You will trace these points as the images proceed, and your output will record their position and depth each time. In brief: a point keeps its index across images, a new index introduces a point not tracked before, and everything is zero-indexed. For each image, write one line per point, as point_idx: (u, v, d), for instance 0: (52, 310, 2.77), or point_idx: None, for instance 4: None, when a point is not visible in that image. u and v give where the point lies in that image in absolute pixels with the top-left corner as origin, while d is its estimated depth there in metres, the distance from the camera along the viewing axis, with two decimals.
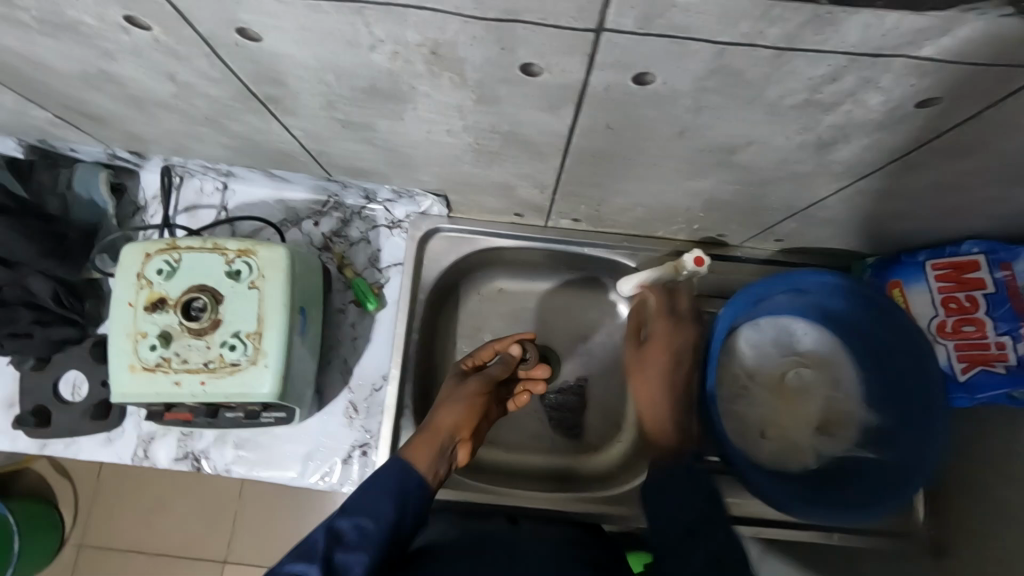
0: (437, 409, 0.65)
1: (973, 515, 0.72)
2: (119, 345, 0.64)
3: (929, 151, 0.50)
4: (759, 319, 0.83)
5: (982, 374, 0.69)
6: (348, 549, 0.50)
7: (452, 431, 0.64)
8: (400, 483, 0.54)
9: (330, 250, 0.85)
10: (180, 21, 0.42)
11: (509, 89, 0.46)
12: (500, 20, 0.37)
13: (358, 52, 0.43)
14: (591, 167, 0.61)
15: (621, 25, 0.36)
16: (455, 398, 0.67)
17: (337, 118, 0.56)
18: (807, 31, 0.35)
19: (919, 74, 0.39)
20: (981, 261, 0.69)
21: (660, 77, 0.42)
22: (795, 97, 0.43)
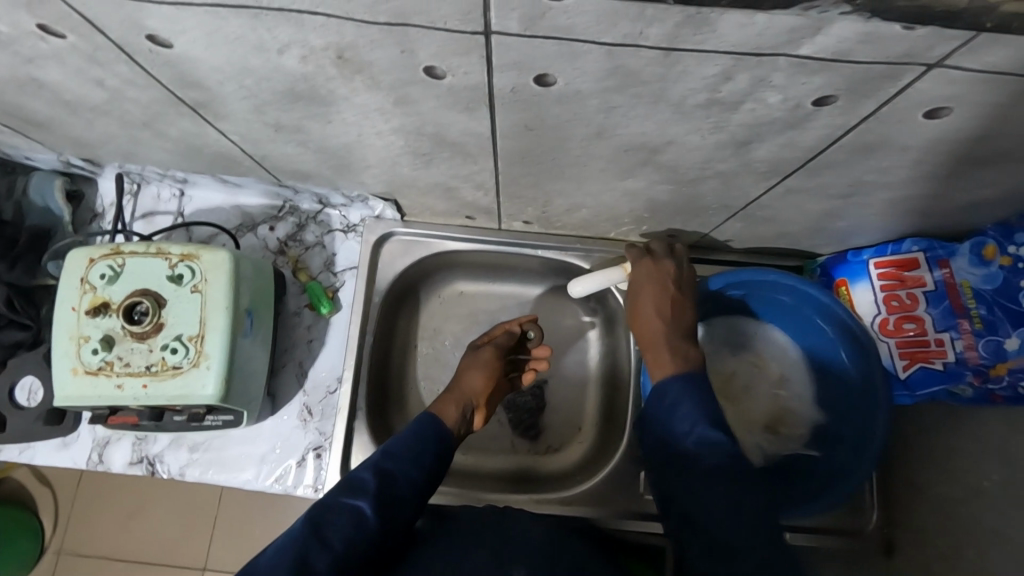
0: (464, 376, 0.80)
1: (919, 515, 0.72)
2: (63, 349, 0.65)
3: (843, 149, 0.51)
4: (712, 319, 0.85)
5: (921, 372, 0.69)
6: (354, 495, 0.59)
7: (474, 395, 0.79)
8: (426, 432, 0.68)
9: (285, 254, 0.86)
10: (93, 28, 0.43)
11: (421, 90, 0.47)
12: (392, 24, 0.38)
13: (269, 56, 0.44)
14: (525, 168, 0.63)
15: (506, 28, 0.37)
16: (476, 366, 0.81)
17: (268, 121, 0.57)
18: (684, 31, 0.36)
19: (806, 73, 0.40)
20: (920, 259, 0.70)
21: (560, 78, 0.43)
22: (695, 96, 0.44)
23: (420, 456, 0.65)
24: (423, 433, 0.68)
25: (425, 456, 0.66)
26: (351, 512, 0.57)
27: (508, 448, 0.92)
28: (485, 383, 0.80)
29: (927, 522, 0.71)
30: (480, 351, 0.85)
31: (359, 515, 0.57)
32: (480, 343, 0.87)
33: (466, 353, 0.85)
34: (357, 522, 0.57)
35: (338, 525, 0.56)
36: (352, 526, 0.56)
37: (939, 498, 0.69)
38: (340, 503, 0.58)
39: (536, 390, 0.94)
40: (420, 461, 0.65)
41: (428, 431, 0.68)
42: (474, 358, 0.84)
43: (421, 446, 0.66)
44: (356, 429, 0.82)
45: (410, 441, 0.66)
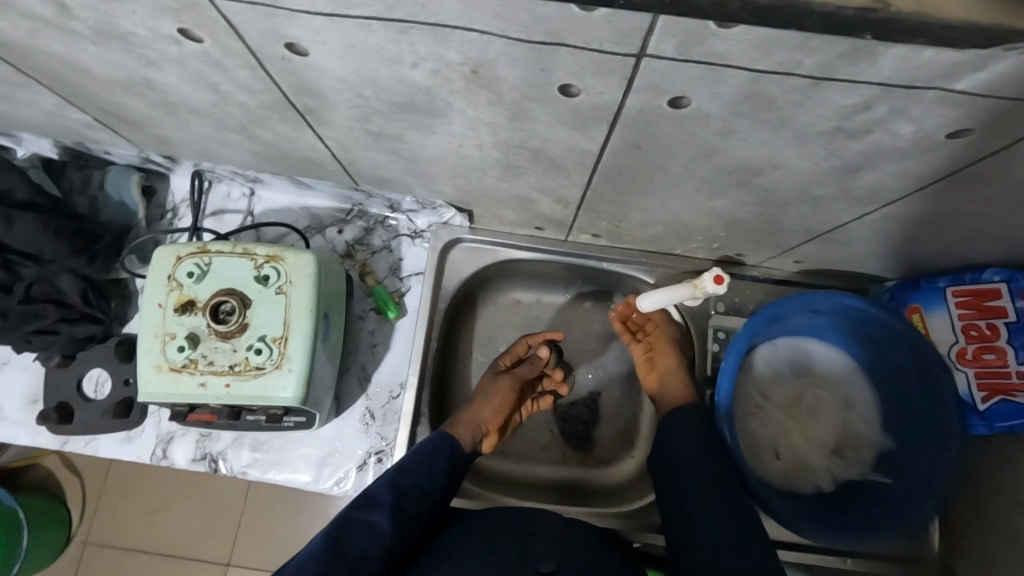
0: (478, 402, 0.80)
1: (986, 545, 0.72)
2: (148, 345, 0.65)
3: (954, 179, 0.51)
4: (777, 338, 0.84)
5: (1000, 404, 0.69)
6: (371, 508, 0.62)
7: (485, 421, 0.79)
8: (440, 450, 0.70)
9: (352, 258, 0.87)
10: (231, 35, 0.44)
11: (543, 107, 0.47)
12: (543, 44, 0.38)
13: (400, 69, 0.45)
14: (615, 184, 0.63)
15: (660, 51, 0.37)
16: (489, 393, 0.82)
17: (370, 130, 0.57)
18: (844, 62, 0.36)
19: (950, 106, 0.40)
20: (1002, 290, 0.68)
21: (694, 101, 0.43)
22: (826, 124, 0.44)
23: (433, 472, 0.68)
24: (437, 450, 0.70)
25: (440, 473, 0.69)
26: (367, 527, 0.61)
27: (558, 460, 0.91)
28: (495, 409, 0.81)
29: (993, 554, 0.71)
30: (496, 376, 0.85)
31: (376, 531, 0.61)
32: (500, 366, 0.87)
33: (484, 377, 0.85)
34: (373, 536, 0.60)
35: (356, 538, 0.59)
36: (369, 542, 0.60)
37: (1009, 529, 0.69)
38: (355, 517, 0.62)
39: (592, 404, 0.94)
40: (435, 476, 0.68)
41: (440, 449, 0.70)
42: (491, 382, 0.84)
43: (434, 462, 0.69)
44: (417, 435, 0.82)
45: (424, 456, 0.69)
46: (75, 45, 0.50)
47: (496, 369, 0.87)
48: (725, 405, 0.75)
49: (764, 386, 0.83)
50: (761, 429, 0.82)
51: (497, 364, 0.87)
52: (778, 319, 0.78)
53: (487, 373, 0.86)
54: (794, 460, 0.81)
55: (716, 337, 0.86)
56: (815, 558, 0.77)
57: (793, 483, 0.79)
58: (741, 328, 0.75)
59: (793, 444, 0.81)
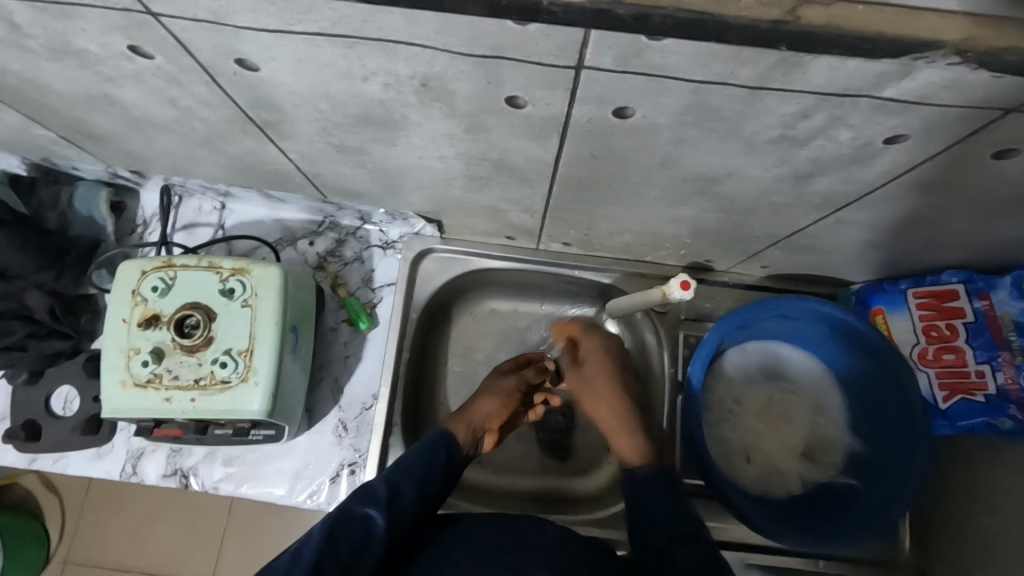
0: (481, 400, 0.80)
1: (959, 545, 0.73)
2: (112, 361, 0.65)
3: (902, 184, 0.52)
4: (746, 343, 0.85)
5: (962, 403, 0.70)
6: (365, 503, 0.62)
7: (486, 420, 0.79)
8: (436, 449, 0.70)
9: (324, 269, 0.87)
10: (182, 51, 0.44)
11: (496, 118, 0.48)
12: (487, 57, 0.39)
13: (352, 83, 0.45)
14: (577, 193, 0.64)
15: (599, 63, 0.38)
16: (499, 393, 0.81)
17: (332, 143, 0.58)
18: (776, 72, 0.37)
19: (885, 113, 0.41)
20: (959, 290, 0.70)
21: (640, 111, 0.44)
22: (770, 132, 0.45)
23: (429, 470, 0.68)
24: (434, 450, 0.70)
25: (436, 470, 0.69)
26: (363, 522, 0.61)
27: (536, 469, 0.91)
28: (498, 412, 0.80)
29: (965, 555, 0.72)
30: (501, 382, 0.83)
31: (372, 524, 0.61)
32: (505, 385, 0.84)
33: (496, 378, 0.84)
34: (367, 531, 0.60)
35: (351, 533, 0.59)
36: (364, 533, 0.60)
37: (979, 530, 0.70)
38: (352, 511, 0.62)
39: (567, 411, 0.94)
40: (429, 474, 0.68)
41: (437, 448, 0.71)
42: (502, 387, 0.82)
43: (429, 461, 0.69)
44: (391, 446, 0.81)
45: (421, 455, 0.69)
46: (30, 63, 0.50)
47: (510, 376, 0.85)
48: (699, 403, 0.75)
49: (736, 391, 0.84)
50: (733, 433, 0.82)
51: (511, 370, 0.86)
52: (746, 324, 0.79)
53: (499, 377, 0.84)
54: (766, 464, 0.81)
55: (687, 342, 0.87)
56: (788, 560, 0.77)
57: (765, 487, 0.80)
58: (712, 328, 0.76)
59: (764, 447, 0.82)
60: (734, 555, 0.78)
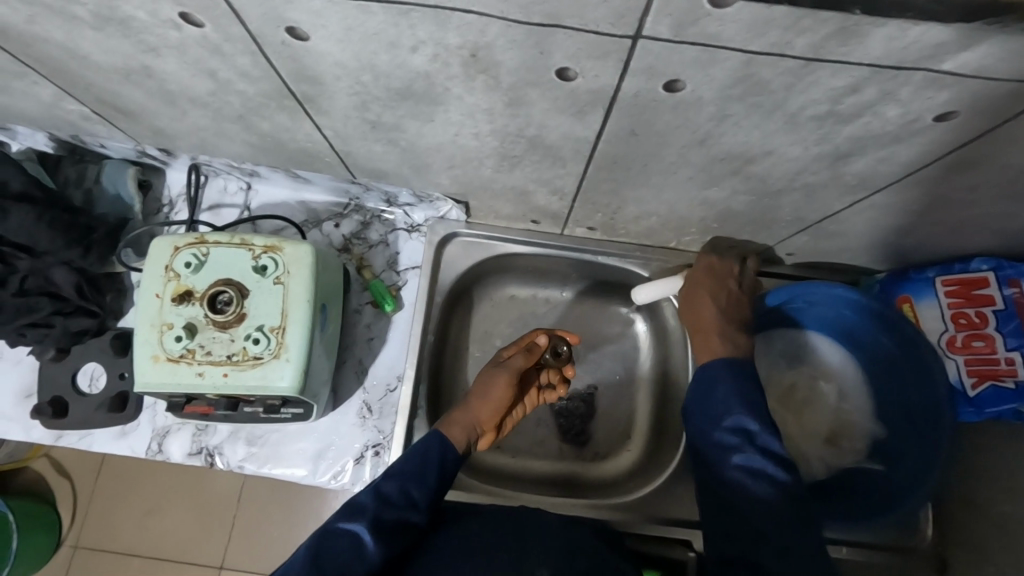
0: (479, 401, 0.70)
1: (981, 532, 0.73)
2: (145, 335, 0.65)
3: (942, 165, 0.52)
4: (771, 330, 0.86)
5: (992, 390, 0.69)
6: (350, 517, 0.56)
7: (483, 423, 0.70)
8: (432, 450, 0.62)
9: (349, 251, 0.87)
10: (231, 18, 0.44)
11: (540, 92, 0.48)
12: (542, 25, 0.39)
13: (399, 53, 0.45)
14: (610, 174, 0.63)
15: (655, 33, 0.38)
16: (497, 393, 0.71)
17: (368, 119, 0.58)
18: (834, 42, 0.37)
19: (938, 88, 0.41)
20: (990, 278, 0.70)
21: (688, 84, 0.44)
22: (817, 108, 0.45)
23: (424, 476, 0.60)
24: (431, 452, 0.62)
25: (432, 474, 0.61)
26: (349, 542, 0.55)
27: (554, 454, 0.91)
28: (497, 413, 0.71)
29: (987, 542, 0.72)
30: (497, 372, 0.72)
31: (359, 544, 0.55)
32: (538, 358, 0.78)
33: (495, 375, 0.72)
34: (354, 552, 0.54)
35: (335, 555, 0.54)
36: (350, 554, 0.54)
37: (1003, 518, 0.70)
38: (336, 528, 0.56)
39: (587, 398, 0.93)
40: (423, 481, 0.60)
41: (433, 451, 0.62)
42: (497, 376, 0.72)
43: (423, 465, 0.61)
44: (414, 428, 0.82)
45: (414, 459, 0.61)
46: (75, 32, 0.51)
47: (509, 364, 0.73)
48: None
49: (759, 377, 0.84)
50: None
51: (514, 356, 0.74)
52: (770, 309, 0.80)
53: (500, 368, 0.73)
54: (789, 450, 0.81)
55: None
56: None
57: None
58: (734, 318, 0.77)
59: (787, 433, 0.82)
60: None
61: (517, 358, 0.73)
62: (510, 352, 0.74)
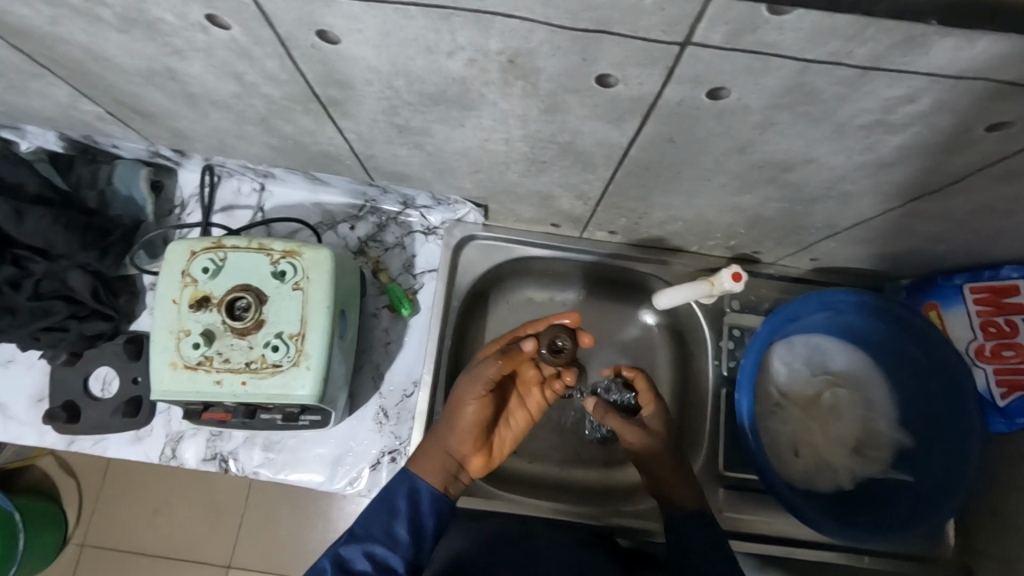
0: (448, 427, 0.70)
1: (1008, 542, 0.72)
2: (162, 342, 0.64)
3: (987, 175, 0.51)
4: (793, 337, 0.83)
5: (1020, 400, 0.70)
6: None
7: (458, 450, 0.71)
8: (393, 502, 0.67)
9: (365, 254, 0.86)
10: (260, 22, 0.43)
11: (578, 99, 0.47)
12: (589, 32, 0.38)
13: (436, 58, 0.44)
14: (640, 179, 0.62)
15: (708, 40, 0.37)
16: (465, 415, 0.70)
17: (394, 123, 0.57)
18: (896, 52, 0.36)
19: (997, 99, 0.40)
20: (1021, 286, 0.69)
21: (735, 92, 0.42)
22: (867, 117, 0.44)
23: (388, 531, 0.65)
24: (392, 503, 0.67)
25: (396, 527, 0.66)
26: None
27: (572, 459, 0.89)
28: (469, 437, 0.70)
29: (1012, 552, 0.71)
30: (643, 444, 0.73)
31: None
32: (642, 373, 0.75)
33: (461, 399, 0.70)
34: None
35: None
36: None
37: None
38: None
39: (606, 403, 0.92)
40: (390, 535, 0.65)
41: (399, 502, 0.67)
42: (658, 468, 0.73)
43: (389, 519, 0.66)
44: None
45: (379, 511, 0.67)
46: (95, 33, 0.49)
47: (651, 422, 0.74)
48: (750, 423, 0.75)
49: (783, 385, 0.83)
50: (780, 426, 0.82)
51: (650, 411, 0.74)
52: (795, 317, 0.79)
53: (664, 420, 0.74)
54: (814, 458, 0.80)
55: (731, 334, 0.86)
56: (831, 556, 0.77)
57: (812, 481, 0.79)
58: (764, 321, 0.76)
59: (812, 442, 0.80)
60: (779, 549, 0.78)
61: (483, 366, 0.67)
62: (482, 366, 0.68)
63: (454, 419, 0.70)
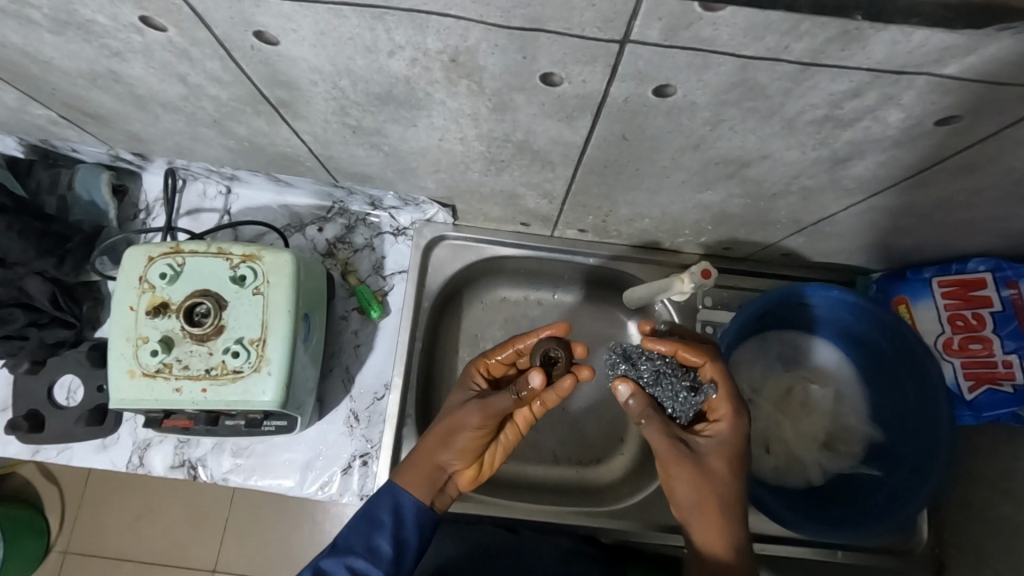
0: (439, 443, 0.67)
1: (975, 533, 0.72)
2: (119, 350, 0.63)
3: (942, 169, 0.51)
4: (765, 333, 0.83)
5: (988, 393, 0.69)
6: None
7: (448, 464, 0.68)
8: (378, 513, 0.64)
9: (333, 256, 0.85)
10: (196, 23, 0.42)
11: (526, 97, 0.46)
12: (525, 29, 0.37)
13: (377, 58, 0.43)
14: (602, 178, 0.61)
15: (644, 37, 0.36)
16: (460, 438, 0.66)
17: (348, 124, 0.56)
18: (833, 47, 0.35)
19: (941, 92, 0.39)
20: (987, 279, 0.68)
21: (680, 89, 0.42)
22: (815, 112, 0.43)
23: (370, 544, 0.62)
24: (377, 514, 0.64)
25: (379, 542, 0.62)
26: None
27: (547, 459, 0.89)
28: (463, 454, 0.68)
29: (989, 545, 0.71)
30: (710, 455, 0.60)
31: None
32: (714, 362, 0.63)
33: (462, 419, 0.66)
34: None
35: None
36: None
37: (999, 520, 0.69)
38: None
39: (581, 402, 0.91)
40: (372, 549, 0.62)
41: (382, 514, 0.64)
42: (717, 493, 0.59)
43: (371, 531, 0.63)
44: (403, 437, 0.80)
45: (360, 524, 0.63)
46: (32, 35, 0.48)
47: (721, 431, 0.61)
48: None
49: (755, 381, 0.83)
50: (751, 423, 0.81)
51: (725, 414, 0.61)
52: (766, 312, 0.79)
53: (741, 429, 0.61)
54: (786, 454, 0.80)
55: (704, 330, 0.85)
56: (803, 551, 0.77)
57: (784, 477, 0.79)
58: (734, 318, 0.76)
59: (783, 438, 0.80)
60: (752, 546, 0.78)
61: (499, 398, 0.64)
62: (499, 399, 0.63)
63: (450, 438, 0.67)
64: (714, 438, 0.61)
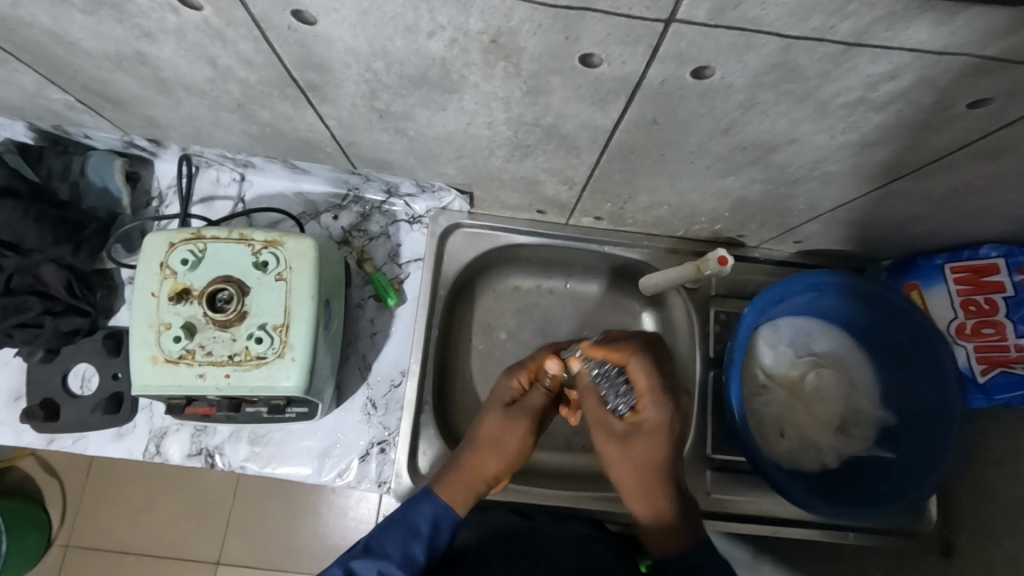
0: (488, 447, 0.69)
1: (987, 516, 0.73)
2: (141, 336, 0.63)
3: (968, 154, 0.52)
4: (778, 320, 0.84)
5: (1000, 375, 0.70)
6: None
7: (497, 472, 0.69)
8: (416, 518, 0.64)
9: (349, 244, 0.84)
10: (235, 3, 0.42)
11: (562, 79, 0.46)
12: (572, 9, 0.37)
13: (416, 38, 0.43)
14: (626, 163, 0.62)
15: (691, 16, 0.36)
16: (510, 437, 0.70)
17: (376, 108, 0.55)
18: (879, 27, 0.35)
19: (977, 75, 0.40)
20: (1000, 265, 0.69)
21: (720, 71, 0.42)
22: (849, 95, 0.44)
23: (406, 549, 0.62)
24: (414, 516, 0.64)
25: (414, 549, 0.62)
26: None
27: (561, 446, 0.89)
28: (512, 457, 0.70)
29: (995, 524, 0.72)
30: (633, 443, 0.63)
31: None
32: (636, 357, 0.64)
33: (509, 429, 0.70)
34: None
35: None
36: None
37: (1011, 501, 0.70)
38: None
39: None
40: (409, 557, 0.61)
41: (420, 522, 0.64)
42: (641, 476, 0.63)
43: (407, 538, 0.63)
44: (421, 424, 0.81)
45: (397, 528, 0.63)
46: (61, 14, 0.47)
47: (645, 421, 0.63)
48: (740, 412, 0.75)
49: (768, 367, 0.83)
50: (765, 408, 0.82)
51: (646, 405, 0.63)
52: (780, 299, 0.79)
53: (664, 417, 0.63)
54: (800, 439, 0.81)
55: (718, 318, 0.87)
56: (817, 533, 0.80)
57: (798, 460, 0.81)
58: (747, 305, 0.77)
59: (797, 422, 0.81)
60: (768, 528, 0.79)
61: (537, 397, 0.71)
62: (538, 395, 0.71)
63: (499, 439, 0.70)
64: (635, 427, 0.63)
